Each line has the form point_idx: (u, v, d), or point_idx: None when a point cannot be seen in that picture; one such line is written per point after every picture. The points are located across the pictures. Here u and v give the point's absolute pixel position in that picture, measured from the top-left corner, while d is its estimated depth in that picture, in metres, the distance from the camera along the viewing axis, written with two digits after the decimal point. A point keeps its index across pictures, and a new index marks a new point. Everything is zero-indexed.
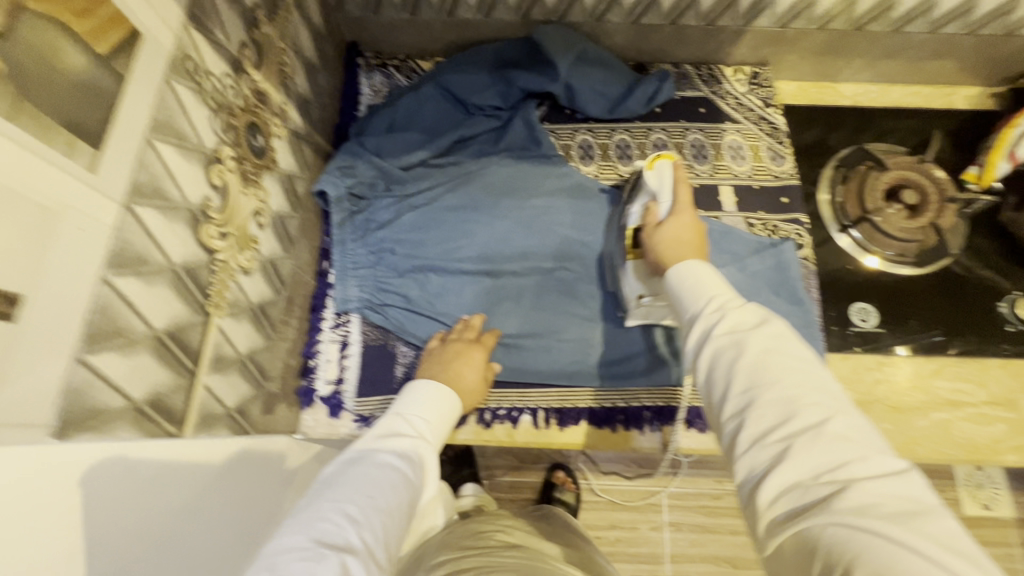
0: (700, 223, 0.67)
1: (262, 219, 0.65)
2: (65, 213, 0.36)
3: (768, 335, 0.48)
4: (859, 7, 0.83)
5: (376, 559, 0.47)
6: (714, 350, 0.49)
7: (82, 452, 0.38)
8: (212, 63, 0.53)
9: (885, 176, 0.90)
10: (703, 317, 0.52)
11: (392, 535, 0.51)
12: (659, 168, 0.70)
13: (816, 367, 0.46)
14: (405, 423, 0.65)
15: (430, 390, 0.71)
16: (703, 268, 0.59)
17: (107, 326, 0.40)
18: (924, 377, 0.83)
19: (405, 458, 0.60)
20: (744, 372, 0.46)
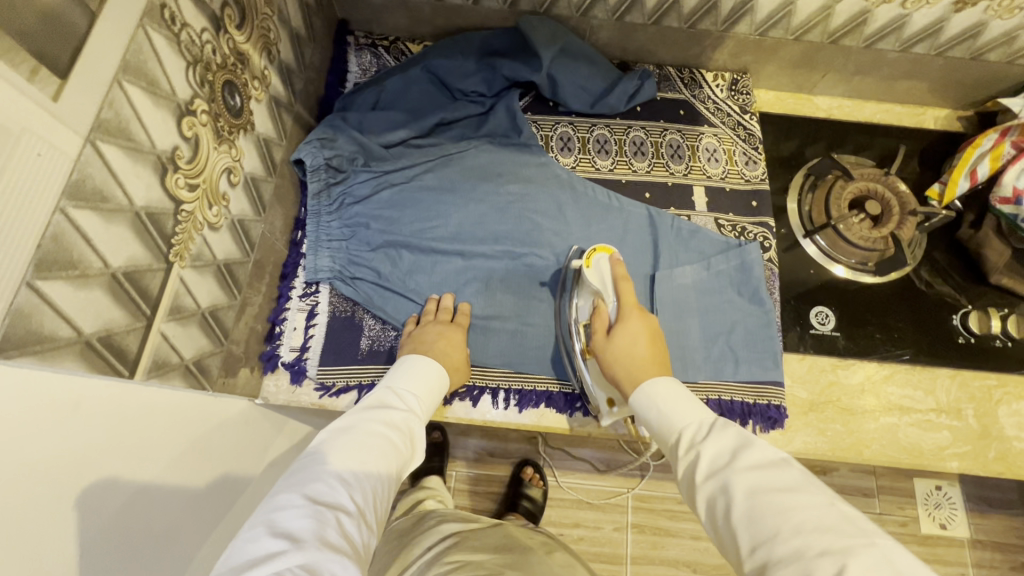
0: (646, 324, 0.72)
1: (234, 177, 0.66)
2: (22, 135, 0.37)
3: (750, 469, 0.48)
4: (834, 21, 0.86)
5: (365, 521, 0.50)
6: (707, 501, 0.49)
7: (23, 374, 0.39)
8: (190, 16, 0.54)
9: (850, 186, 0.91)
10: (683, 458, 0.54)
11: (380, 501, 0.54)
12: (597, 265, 0.78)
13: (813, 496, 0.44)
14: (395, 397, 0.66)
15: (420, 363, 0.71)
16: (669, 387, 0.61)
17: (60, 254, 0.41)
18: (876, 382, 0.85)
19: (394, 428, 0.60)
20: (745, 527, 0.45)
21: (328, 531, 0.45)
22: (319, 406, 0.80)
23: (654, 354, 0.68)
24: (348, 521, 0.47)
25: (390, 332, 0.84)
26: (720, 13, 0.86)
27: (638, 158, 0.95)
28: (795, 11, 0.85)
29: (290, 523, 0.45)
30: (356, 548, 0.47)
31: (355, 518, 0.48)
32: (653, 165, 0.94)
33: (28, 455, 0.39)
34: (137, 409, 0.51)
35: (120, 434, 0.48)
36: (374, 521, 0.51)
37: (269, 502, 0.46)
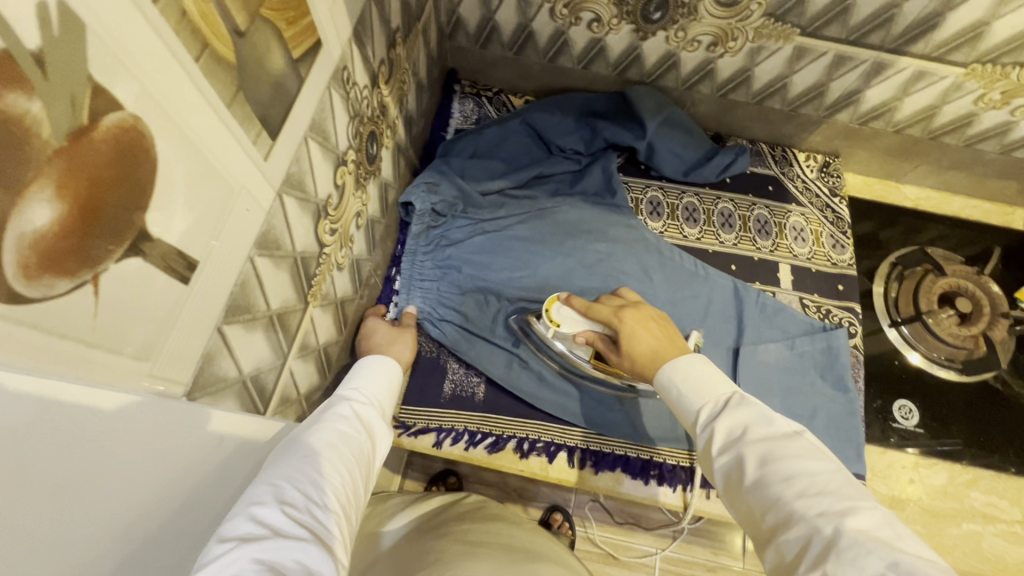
0: (635, 317, 0.68)
1: (360, 220, 0.68)
2: (240, 195, 0.39)
3: (762, 440, 0.46)
4: (939, 119, 0.88)
5: (326, 505, 0.40)
6: (722, 473, 0.47)
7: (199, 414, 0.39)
8: (359, 75, 0.58)
9: (941, 281, 0.93)
10: (699, 433, 0.51)
11: (344, 485, 0.43)
12: (562, 316, 0.75)
13: (824, 463, 0.43)
14: (344, 391, 0.56)
15: (369, 364, 0.62)
16: (693, 364, 0.57)
17: (242, 300, 0.43)
18: (959, 485, 0.83)
19: (343, 415, 0.51)
20: (754, 491, 0.44)
21: (274, 526, 0.36)
22: (397, 443, 0.80)
23: (661, 339, 0.64)
24: (303, 507, 0.38)
25: (474, 378, 0.84)
26: (825, 101, 0.89)
27: (726, 230, 0.96)
28: (901, 107, 0.87)
29: (231, 528, 0.35)
30: (319, 533, 0.38)
31: (309, 503, 0.39)
32: (740, 238, 0.95)
33: (191, 488, 0.36)
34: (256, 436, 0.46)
35: (244, 458, 0.43)
36: (337, 502, 0.41)
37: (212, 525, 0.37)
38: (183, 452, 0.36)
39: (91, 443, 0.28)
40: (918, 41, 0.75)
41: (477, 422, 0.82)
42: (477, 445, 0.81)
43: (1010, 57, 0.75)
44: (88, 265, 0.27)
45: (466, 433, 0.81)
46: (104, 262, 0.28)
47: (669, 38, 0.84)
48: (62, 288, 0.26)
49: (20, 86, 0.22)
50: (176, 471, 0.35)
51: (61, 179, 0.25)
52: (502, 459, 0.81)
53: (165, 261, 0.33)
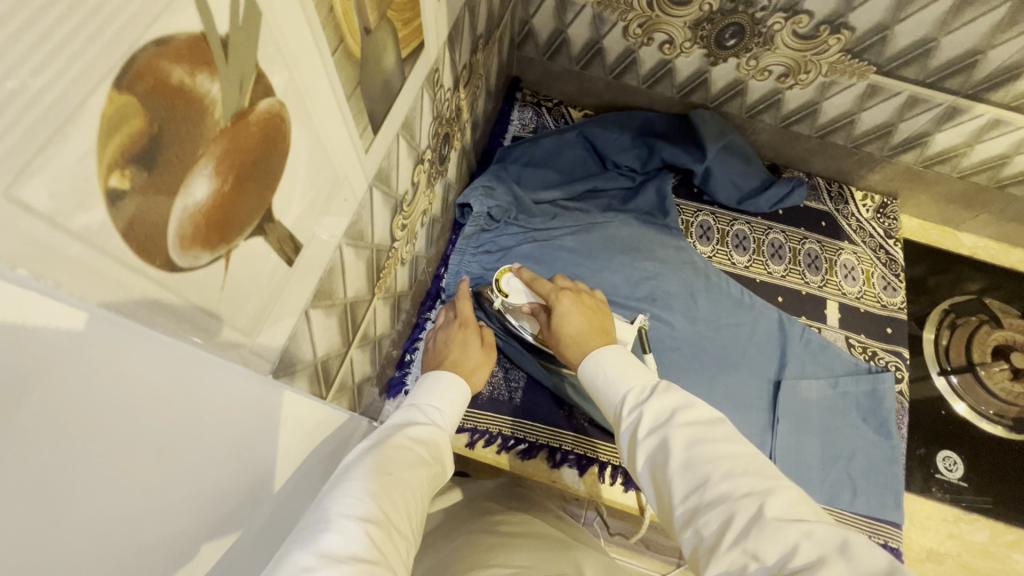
0: (572, 301, 0.67)
1: (425, 218, 0.70)
2: (341, 185, 0.40)
3: (690, 425, 0.47)
4: (1008, 169, 0.87)
5: (396, 532, 0.47)
6: (647, 456, 0.47)
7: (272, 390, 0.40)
8: (446, 78, 0.59)
9: (996, 333, 0.91)
10: (626, 419, 0.51)
11: (406, 513, 0.50)
12: (512, 288, 0.73)
13: (742, 447, 0.45)
14: (418, 412, 0.63)
15: (444, 378, 0.69)
16: (615, 354, 0.58)
17: (327, 286, 0.44)
18: (1001, 545, 0.81)
19: (418, 442, 0.57)
20: (680, 475, 0.44)
21: (357, 542, 0.42)
22: None
23: (590, 327, 0.65)
24: (381, 529, 0.45)
25: (512, 382, 0.85)
26: (892, 140, 0.88)
27: (775, 261, 0.95)
28: (970, 153, 0.86)
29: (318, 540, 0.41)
30: (388, 556, 0.44)
31: (384, 524, 0.46)
32: (790, 270, 0.95)
33: (245, 452, 0.37)
34: (296, 436, 0.46)
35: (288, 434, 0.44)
36: (406, 530, 0.48)
37: (310, 520, 0.44)
38: (253, 419, 0.37)
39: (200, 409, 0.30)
40: (997, 89, 0.74)
41: (511, 427, 0.82)
42: (510, 449, 0.81)
43: None
44: (225, 239, 0.28)
45: (500, 437, 0.82)
46: (236, 237, 0.29)
47: (739, 65, 0.84)
48: (203, 260, 0.27)
49: (207, 67, 0.23)
50: (241, 435, 0.36)
51: (221, 158, 0.26)
52: (534, 467, 0.81)
53: (279, 242, 0.34)
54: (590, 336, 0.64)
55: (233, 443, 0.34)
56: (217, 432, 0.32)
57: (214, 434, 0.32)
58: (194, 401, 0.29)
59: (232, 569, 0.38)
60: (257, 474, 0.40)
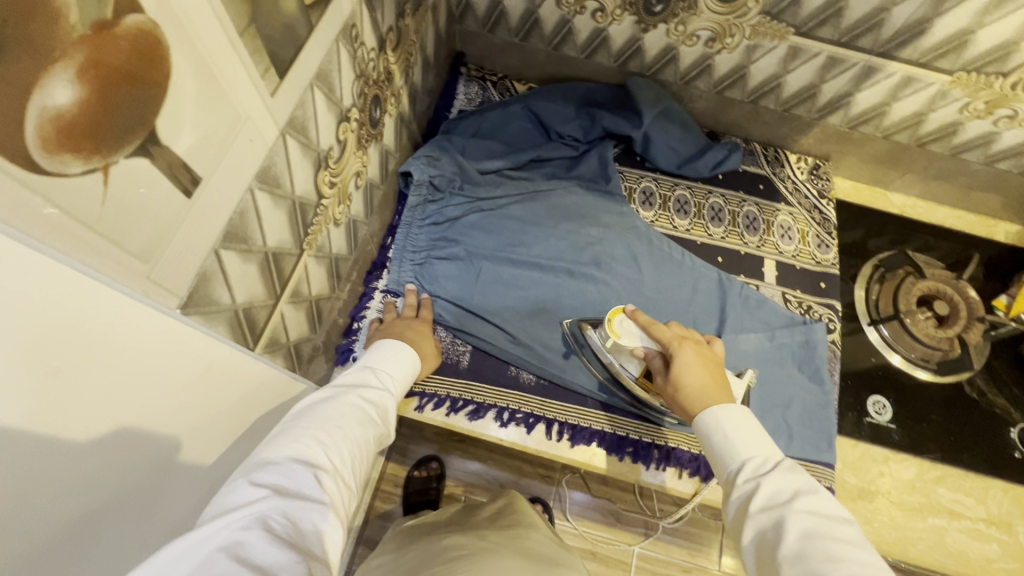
0: (698, 355, 0.63)
1: (359, 180, 0.70)
2: (245, 125, 0.42)
3: (810, 513, 0.45)
4: (925, 126, 0.91)
5: (344, 480, 0.48)
6: (755, 531, 0.46)
7: (184, 327, 0.41)
8: (367, 36, 0.60)
9: (921, 283, 0.96)
10: (738, 487, 0.50)
11: (358, 464, 0.51)
12: (623, 329, 0.70)
13: (868, 556, 0.42)
14: (372, 375, 0.63)
15: (391, 345, 0.69)
16: (746, 423, 0.56)
17: (239, 228, 0.45)
18: (927, 481, 0.85)
19: (370, 401, 0.58)
20: (791, 562, 0.42)
21: (306, 485, 0.44)
22: None
23: (715, 385, 0.60)
24: (330, 477, 0.46)
25: (460, 346, 0.86)
26: (818, 102, 0.92)
27: (715, 223, 0.98)
28: (890, 112, 0.90)
29: (262, 475, 0.43)
30: (337, 502, 0.45)
31: (335, 472, 0.47)
32: (729, 232, 0.98)
33: (144, 381, 0.38)
34: (221, 381, 0.49)
35: (202, 374, 0.45)
36: (353, 481, 0.49)
37: (252, 463, 0.44)
38: (153, 351, 0.38)
39: (77, 325, 0.31)
40: (906, 46, 0.78)
41: (460, 389, 0.83)
42: (459, 412, 0.82)
43: (993, 67, 0.78)
44: (98, 152, 0.29)
45: (448, 400, 0.83)
46: (113, 153, 0.30)
47: (669, 31, 0.87)
48: (73, 169, 0.28)
49: None
50: (137, 363, 0.37)
51: (81, 63, 0.27)
52: (483, 428, 0.83)
53: (170, 168, 0.35)
54: (717, 395, 0.59)
55: (144, 381, 0.38)
56: (111, 356, 0.34)
57: (118, 367, 0.35)
58: (91, 332, 0.32)
59: (124, 495, 0.38)
60: (177, 416, 0.43)
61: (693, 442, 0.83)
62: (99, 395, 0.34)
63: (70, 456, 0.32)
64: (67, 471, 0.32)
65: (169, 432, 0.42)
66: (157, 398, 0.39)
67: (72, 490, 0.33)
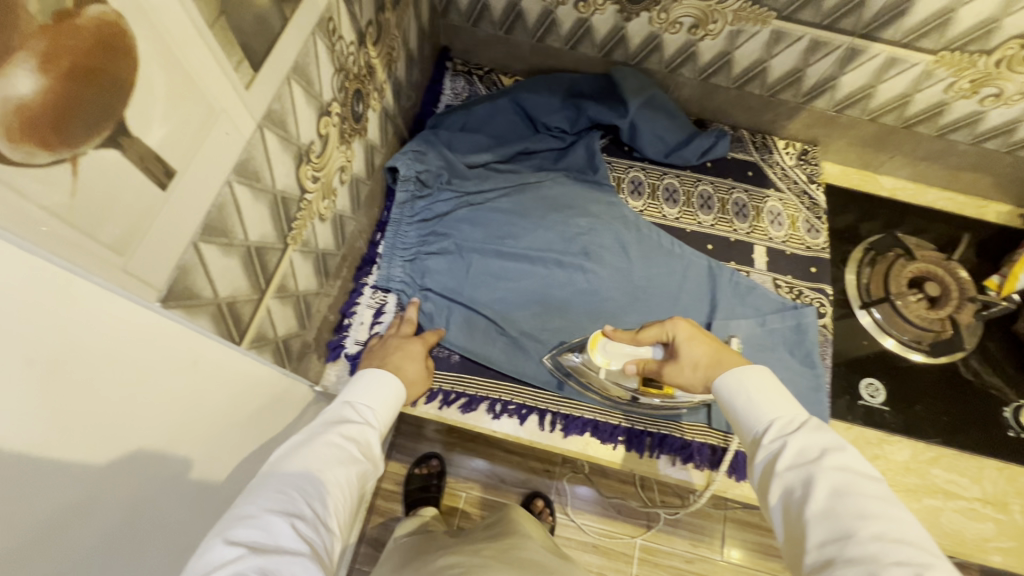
0: (690, 327, 0.64)
1: (344, 175, 0.71)
2: (220, 117, 0.42)
3: (839, 469, 0.44)
4: (912, 107, 0.91)
5: (325, 526, 0.49)
6: (782, 489, 0.46)
7: (162, 322, 0.42)
8: (346, 30, 0.60)
9: (911, 266, 0.95)
10: (763, 447, 0.50)
11: (339, 507, 0.52)
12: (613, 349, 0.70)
13: (898, 513, 0.42)
14: (352, 410, 0.63)
15: (374, 374, 0.68)
16: (766, 378, 0.54)
17: (218, 222, 0.46)
18: (921, 462, 0.85)
19: (351, 439, 0.58)
20: (819, 521, 0.42)
21: (284, 537, 0.44)
22: None
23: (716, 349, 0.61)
24: (308, 526, 0.47)
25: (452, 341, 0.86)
26: (803, 86, 0.92)
27: (704, 211, 0.98)
28: (876, 94, 0.90)
29: (239, 531, 0.44)
30: (318, 550, 0.46)
31: (314, 522, 0.48)
32: (718, 219, 0.98)
33: (121, 370, 0.38)
34: (209, 380, 0.50)
35: (186, 368, 0.45)
36: (335, 523, 0.50)
37: (228, 518, 0.45)
38: (129, 343, 0.39)
39: (49, 311, 0.32)
40: (887, 27, 0.78)
41: (452, 383, 0.83)
42: (451, 404, 0.83)
43: (976, 45, 0.78)
44: (66, 144, 0.30)
45: (440, 393, 0.83)
46: (81, 144, 0.30)
47: (652, 19, 0.87)
48: (41, 159, 0.28)
49: None
50: (112, 354, 0.37)
51: (45, 53, 0.27)
52: (476, 420, 0.83)
53: (142, 160, 0.35)
54: (723, 357, 0.60)
55: (122, 374, 0.38)
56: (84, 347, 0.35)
57: (88, 359, 0.35)
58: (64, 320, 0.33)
59: (111, 491, 0.39)
60: (161, 411, 0.43)
61: (686, 429, 0.83)
62: (74, 395, 0.35)
63: (48, 451, 0.33)
64: (42, 460, 0.33)
65: (154, 428, 0.43)
66: (137, 395, 0.40)
67: (50, 481, 0.34)
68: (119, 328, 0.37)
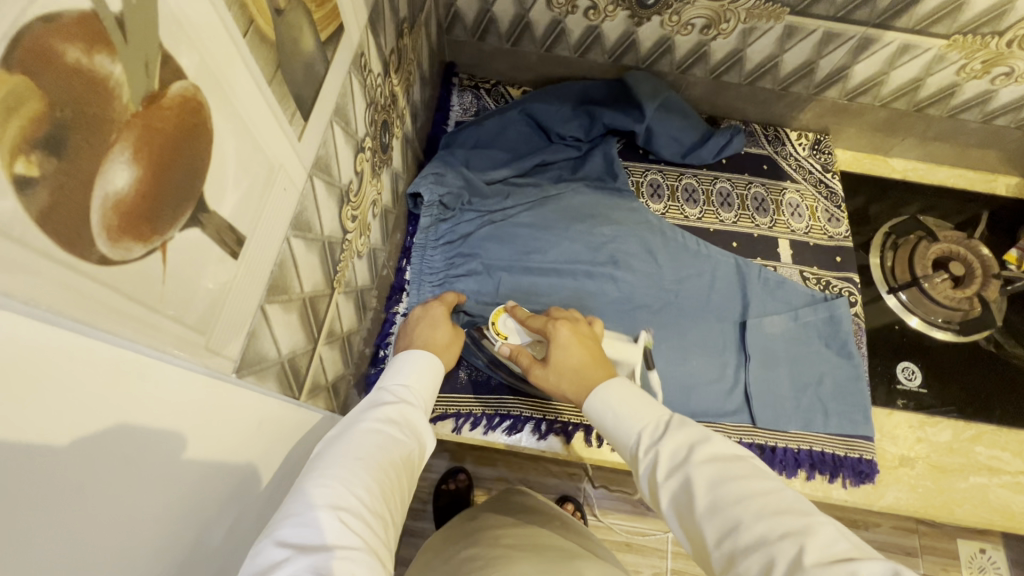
0: (572, 334, 0.60)
1: (376, 209, 0.69)
2: (279, 172, 0.40)
3: (710, 460, 0.44)
4: (923, 91, 0.92)
5: (376, 515, 0.45)
6: (670, 498, 0.45)
7: (240, 391, 0.40)
8: (374, 63, 0.59)
9: (934, 247, 0.97)
10: (642, 461, 0.48)
11: (387, 493, 0.48)
12: (507, 330, 0.67)
13: (769, 482, 0.42)
14: (387, 392, 0.58)
15: (412, 355, 0.64)
16: (619, 388, 0.53)
17: (280, 280, 0.44)
18: (963, 441, 0.86)
19: (389, 422, 0.54)
20: (709, 518, 0.41)
21: (334, 532, 0.41)
22: None
23: (587, 359, 0.58)
24: (358, 518, 0.43)
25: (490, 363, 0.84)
26: (815, 78, 0.92)
27: (725, 209, 0.98)
28: (887, 81, 0.91)
29: (286, 532, 0.40)
30: (372, 542, 0.43)
31: (361, 511, 0.44)
32: (740, 216, 0.98)
33: (211, 451, 0.36)
34: (273, 435, 0.47)
35: (257, 430, 0.43)
36: (386, 512, 0.46)
37: (274, 518, 0.42)
38: (217, 419, 0.37)
39: (153, 404, 0.30)
40: (901, 15, 0.78)
41: (495, 406, 0.82)
42: (496, 429, 0.82)
43: (989, 28, 0.78)
44: (156, 232, 0.28)
45: (485, 418, 0.82)
46: (169, 229, 0.29)
47: (663, 22, 0.86)
48: (135, 253, 0.26)
49: (105, 48, 0.22)
50: (207, 435, 0.35)
51: (135, 144, 0.25)
52: (522, 442, 0.82)
53: (219, 234, 0.33)
54: (590, 369, 0.57)
55: (212, 450, 0.36)
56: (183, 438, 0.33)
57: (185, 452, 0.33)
58: (165, 410, 0.31)
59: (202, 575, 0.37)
60: (240, 477, 0.41)
61: (732, 429, 0.83)
62: (175, 487, 0.33)
63: (156, 548, 0.31)
64: (150, 563, 0.31)
65: (235, 496, 0.41)
66: (220, 468, 0.38)
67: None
68: (205, 412, 0.35)
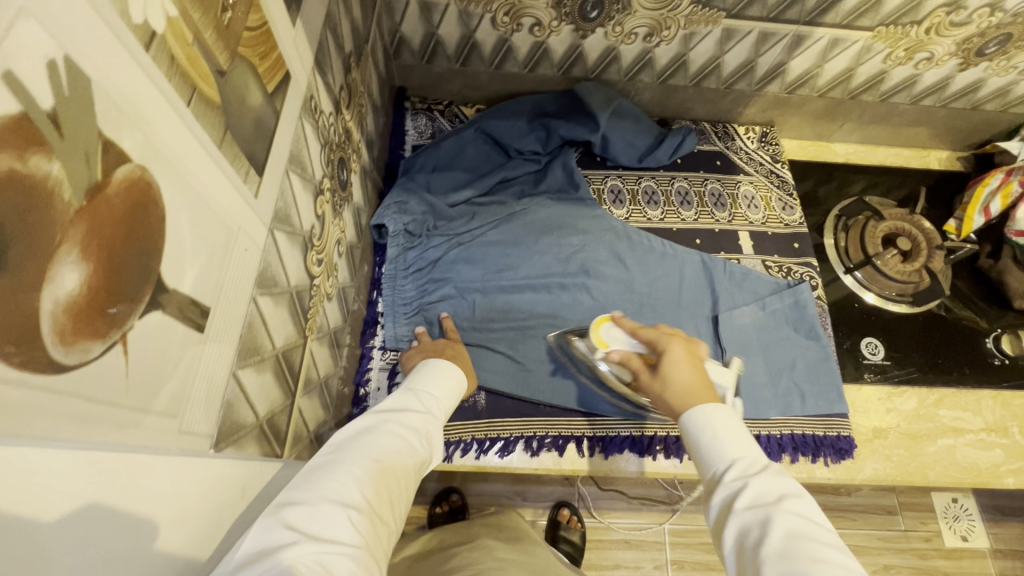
0: (687, 350, 0.61)
1: (341, 247, 0.68)
2: (238, 236, 0.38)
3: (798, 514, 0.43)
4: (855, 80, 0.97)
5: (380, 517, 0.42)
6: (739, 531, 0.44)
7: (219, 466, 0.38)
8: (324, 103, 0.57)
9: (882, 225, 1.02)
10: (724, 486, 0.47)
11: (394, 501, 0.45)
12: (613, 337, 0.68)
13: (850, 562, 0.40)
14: (415, 398, 0.57)
15: (443, 367, 0.64)
16: (727, 417, 0.53)
17: (251, 342, 0.42)
18: (928, 407, 0.90)
19: (412, 429, 0.52)
20: (774, 561, 0.40)
21: (342, 527, 0.38)
22: None
23: (699, 376, 0.58)
24: (366, 518, 0.40)
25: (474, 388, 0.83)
26: (756, 74, 0.96)
27: (685, 208, 1.01)
28: (822, 73, 0.95)
29: (294, 515, 0.38)
30: (372, 547, 0.40)
31: (370, 512, 0.41)
32: (700, 213, 1.00)
33: (200, 534, 0.34)
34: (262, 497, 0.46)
35: (245, 498, 0.41)
36: (389, 518, 0.44)
37: (285, 495, 0.40)
38: (203, 501, 0.35)
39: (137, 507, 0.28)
40: (829, 12, 0.82)
41: (485, 430, 0.81)
42: (487, 452, 0.80)
43: (908, 18, 0.83)
44: (114, 324, 0.26)
45: (475, 443, 0.80)
46: (128, 319, 0.27)
47: (607, 34, 0.88)
48: (94, 352, 0.25)
49: (40, 148, 0.21)
50: (196, 520, 0.34)
51: (81, 238, 0.24)
52: (514, 462, 0.81)
53: (181, 311, 0.32)
54: (703, 387, 0.57)
55: (201, 533, 0.35)
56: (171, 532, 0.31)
57: (173, 546, 0.31)
58: (150, 508, 0.29)
59: None
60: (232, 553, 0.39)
61: None
62: None
63: None
64: None
65: None
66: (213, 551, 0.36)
67: None
68: (189, 499, 0.33)
